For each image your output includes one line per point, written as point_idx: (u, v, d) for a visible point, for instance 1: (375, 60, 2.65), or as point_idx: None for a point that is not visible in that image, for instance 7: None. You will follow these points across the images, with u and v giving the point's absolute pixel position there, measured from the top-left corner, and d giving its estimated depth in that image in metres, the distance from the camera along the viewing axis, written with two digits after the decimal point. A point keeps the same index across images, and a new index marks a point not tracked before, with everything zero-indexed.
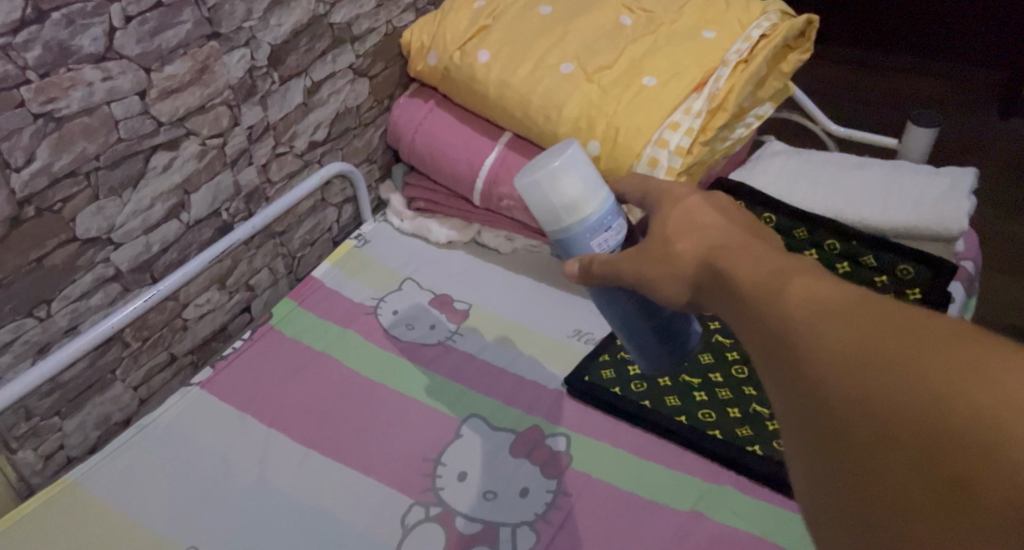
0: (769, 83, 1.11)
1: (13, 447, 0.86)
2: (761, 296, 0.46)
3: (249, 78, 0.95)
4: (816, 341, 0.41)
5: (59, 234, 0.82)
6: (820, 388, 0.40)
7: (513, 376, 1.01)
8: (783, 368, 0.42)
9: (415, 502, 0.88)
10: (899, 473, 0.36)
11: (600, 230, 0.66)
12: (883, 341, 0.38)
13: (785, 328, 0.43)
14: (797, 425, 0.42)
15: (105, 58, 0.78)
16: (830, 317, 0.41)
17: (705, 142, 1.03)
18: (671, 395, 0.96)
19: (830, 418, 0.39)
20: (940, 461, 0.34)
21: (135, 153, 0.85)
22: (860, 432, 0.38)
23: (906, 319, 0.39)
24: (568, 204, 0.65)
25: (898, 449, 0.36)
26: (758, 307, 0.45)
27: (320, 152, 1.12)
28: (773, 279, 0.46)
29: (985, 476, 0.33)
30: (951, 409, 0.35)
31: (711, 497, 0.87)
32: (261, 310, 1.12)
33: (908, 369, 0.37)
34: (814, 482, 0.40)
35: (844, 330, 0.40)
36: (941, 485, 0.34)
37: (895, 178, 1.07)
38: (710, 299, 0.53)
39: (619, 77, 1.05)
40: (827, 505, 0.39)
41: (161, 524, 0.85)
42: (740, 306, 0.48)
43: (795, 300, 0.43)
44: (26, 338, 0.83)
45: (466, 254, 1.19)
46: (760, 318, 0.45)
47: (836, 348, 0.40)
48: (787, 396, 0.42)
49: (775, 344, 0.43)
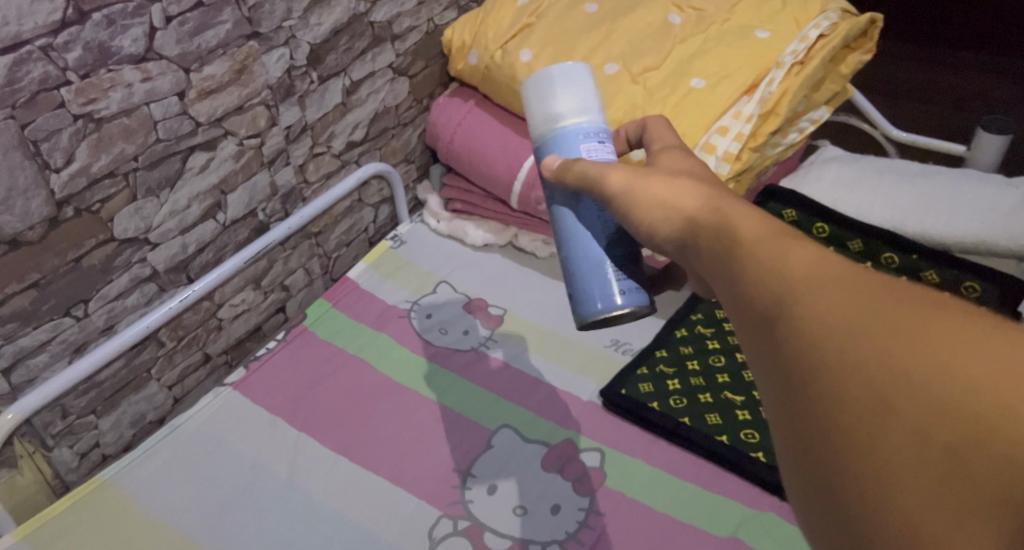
0: (827, 86, 1.05)
1: (50, 445, 0.87)
2: (758, 259, 0.43)
3: (288, 78, 0.94)
4: (813, 307, 0.39)
5: (97, 234, 0.82)
6: (813, 359, 0.38)
7: (546, 387, 0.98)
8: (774, 335, 0.41)
9: (443, 514, 0.86)
10: (894, 447, 0.35)
11: (591, 140, 0.60)
12: (886, 312, 0.37)
13: (783, 292, 0.41)
14: (783, 391, 0.40)
15: (145, 58, 0.77)
16: (832, 284, 0.40)
17: (755, 148, 0.99)
18: (711, 412, 0.92)
19: (825, 387, 0.38)
20: (940, 439, 0.34)
21: (173, 154, 0.85)
22: (855, 405, 0.36)
23: (908, 295, 0.38)
24: (550, 113, 0.62)
25: (894, 421, 0.35)
26: (752, 267, 0.43)
27: (358, 152, 1.11)
28: (768, 242, 0.44)
29: (984, 457, 0.33)
30: (952, 387, 0.34)
31: (753, 524, 0.83)
32: (297, 309, 1.12)
33: (914, 341, 0.36)
34: (796, 451, 0.39)
35: (845, 300, 0.39)
36: (935, 459, 0.34)
37: (961, 188, 1.00)
38: (694, 264, 0.50)
39: (665, 78, 1.01)
40: (809, 475, 0.39)
41: (191, 527, 0.85)
42: (728, 272, 0.45)
43: (793, 265, 0.42)
44: (64, 338, 0.83)
45: (501, 258, 1.16)
46: (751, 280, 0.43)
47: (839, 316, 0.38)
48: (772, 360, 0.41)
49: (770, 313, 0.41)
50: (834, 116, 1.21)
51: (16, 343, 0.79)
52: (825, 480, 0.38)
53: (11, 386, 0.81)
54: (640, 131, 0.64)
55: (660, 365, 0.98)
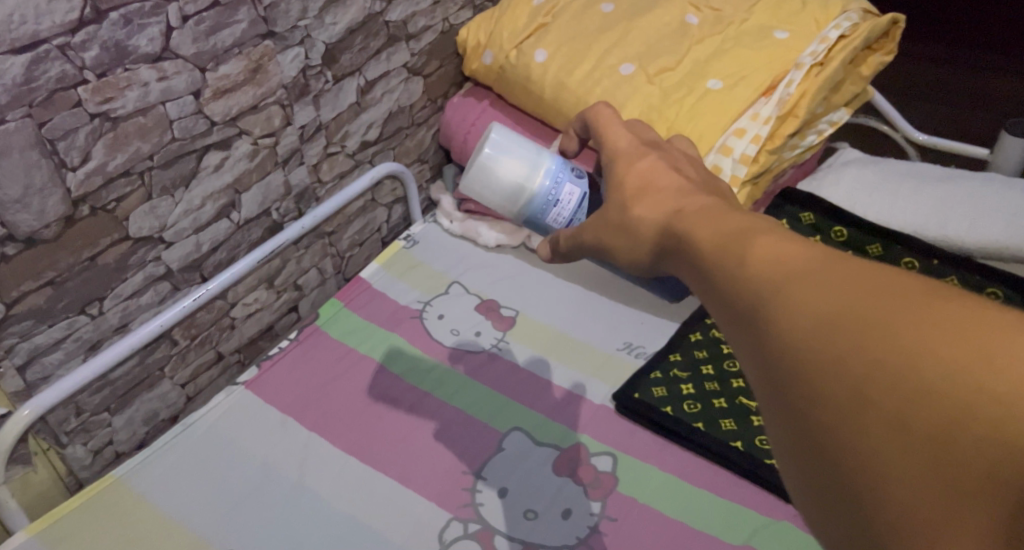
0: (846, 88, 1.03)
1: (63, 442, 0.88)
2: (726, 255, 0.40)
3: (303, 77, 0.94)
4: (782, 298, 0.35)
5: (112, 233, 0.82)
6: (786, 353, 0.35)
7: (558, 389, 0.98)
8: (746, 332, 0.37)
9: (454, 517, 0.85)
10: (881, 441, 0.31)
11: (548, 209, 0.70)
12: (856, 296, 0.34)
13: (750, 287, 0.37)
14: (763, 393, 0.36)
15: (161, 58, 0.77)
16: (797, 274, 0.36)
17: (773, 150, 0.97)
18: (726, 418, 0.91)
19: (802, 382, 0.34)
20: (929, 431, 0.30)
21: (187, 153, 0.85)
22: (835, 398, 0.33)
23: (876, 274, 0.34)
24: (513, 166, 0.70)
25: (877, 414, 0.31)
26: (719, 263, 0.40)
27: (372, 152, 1.11)
28: (735, 236, 0.40)
29: (975, 441, 0.29)
30: (932, 369, 0.30)
31: (767, 532, 0.81)
32: (309, 309, 1.13)
33: (888, 327, 0.32)
34: (782, 452, 0.36)
35: (814, 286, 0.35)
36: (925, 448, 0.30)
37: (985, 191, 0.98)
38: (674, 263, 0.47)
39: (681, 79, 1.00)
40: (798, 476, 0.35)
41: (201, 527, 0.85)
42: (702, 270, 0.42)
43: (755, 256, 0.38)
44: (78, 336, 0.84)
45: (515, 259, 1.16)
46: (719, 277, 0.40)
47: (807, 307, 0.34)
48: (748, 359, 0.37)
49: (739, 310, 0.38)
50: (854, 118, 1.19)
51: (31, 341, 0.80)
52: (818, 488, 0.34)
53: (26, 384, 0.82)
54: (582, 125, 0.64)
55: (674, 369, 0.97)
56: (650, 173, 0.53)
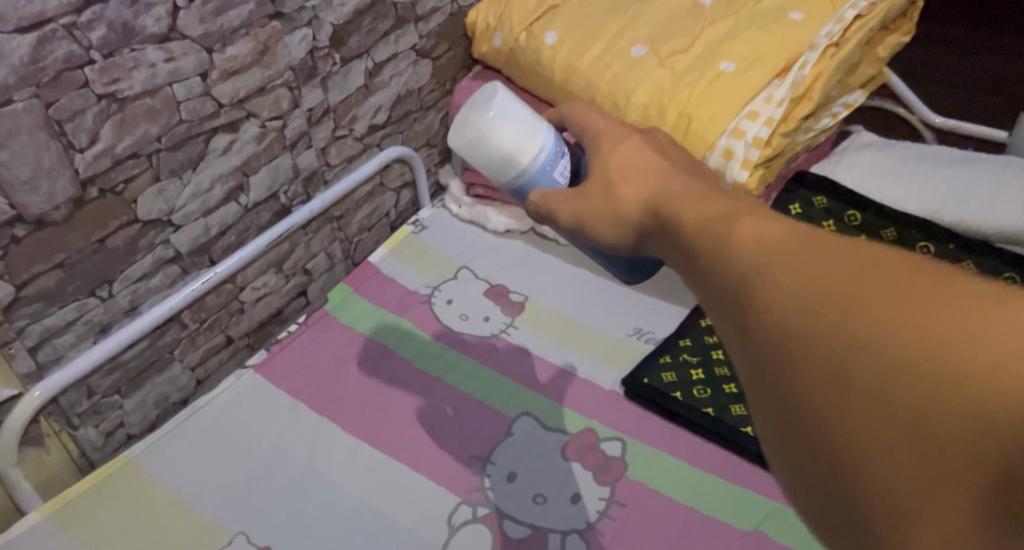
0: (863, 70, 1.01)
1: (75, 423, 0.88)
2: (713, 240, 0.40)
3: (311, 59, 0.93)
4: (767, 280, 0.36)
5: (121, 215, 0.82)
6: (771, 334, 0.35)
7: (567, 374, 0.97)
8: (732, 315, 0.38)
9: (462, 501, 0.85)
10: (865, 418, 0.32)
11: (555, 161, 0.64)
12: (838, 275, 0.34)
13: (736, 270, 0.38)
14: (749, 374, 0.37)
15: (168, 38, 0.77)
16: (781, 254, 0.36)
17: (785, 134, 0.95)
18: (736, 403, 0.90)
19: (787, 362, 0.34)
20: (910, 406, 0.31)
21: (195, 136, 0.84)
22: (820, 378, 0.33)
23: (857, 253, 0.35)
24: (517, 111, 0.64)
25: (861, 390, 0.32)
26: (705, 248, 0.40)
27: (380, 135, 1.10)
28: (721, 219, 0.41)
29: (953, 413, 0.30)
30: (913, 345, 0.31)
31: (778, 518, 0.81)
32: (318, 294, 1.13)
33: (868, 305, 0.33)
34: (768, 434, 0.36)
35: (798, 267, 0.35)
36: (907, 423, 0.31)
37: (1002, 177, 0.96)
38: (661, 249, 0.47)
39: (693, 62, 0.99)
40: (784, 457, 0.35)
41: (211, 509, 0.86)
42: (689, 255, 0.42)
43: (740, 238, 0.38)
44: (89, 318, 0.84)
45: (523, 244, 1.15)
46: (705, 260, 0.40)
47: (791, 288, 0.35)
48: (735, 342, 0.38)
49: (726, 293, 0.38)
50: (869, 100, 1.17)
51: (42, 323, 0.80)
52: (803, 467, 0.34)
53: (38, 365, 0.82)
54: (558, 119, 0.64)
55: (684, 354, 0.96)
56: (657, 151, 0.52)
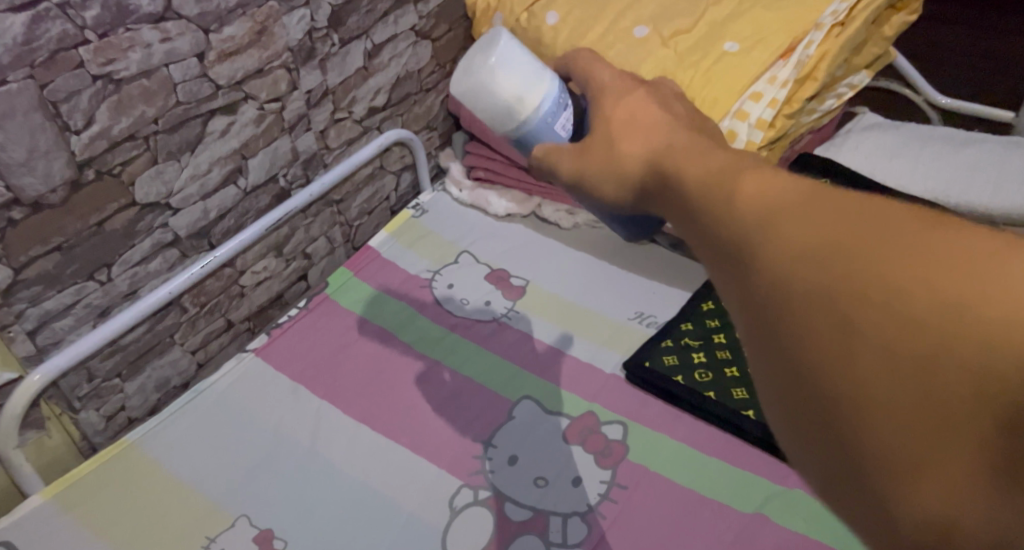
0: (868, 50, 1.00)
1: (76, 407, 0.88)
2: (715, 195, 0.39)
3: (309, 40, 0.92)
4: (770, 232, 0.35)
5: (119, 198, 0.81)
6: (773, 287, 0.34)
7: (569, 358, 0.97)
8: (733, 269, 0.37)
9: (463, 484, 0.85)
10: (865, 369, 0.31)
11: (555, 114, 0.62)
12: (842, 226, 0.33)
13: (739, 224, 0.37)
14: (748, 327, 0.36)
15: (164, 18, 0.76)
16: (785, 207, 0.35)
17: (790, 115, 0.96)
18: (738, 387, 0.90)
19: (788, 314, 0.33)
20: (912, 356, 0.30)
21: (193, 117, 0.83)
22: (821, 329, 0.32)
23: (861, 204, 0.34)
24: (520, 59, 0.61)
25: (862, 340, 0.31)
26: (708, 202, 0.39)
27: (379, 118, 1.09)
28: (724, 175, 0.40)
29: (957, 363, 0.29)
30: (917, 293, 0.30)
31: (780, 500, 0.80)
32: (319, 278, 1.12)
33: (873, 253, 0.32)
34: (767, 390, 0.35)
35: (802, 219, 0.34)
36: (909, 373, 0.30)
37: (1009, 158, 0.95)
38: (660, 206, 0.45)
39: (697, 41, 0.97)
40: (782, 413, 0.34)
41: (213, 492, 0.86)
42: (690, 213, 0.41)
43: (744, 192, 0.37)
44: (88, 302, 0.84)
45: (524, 228, 1.15)
46: (707, 213, 0.39)
47: (794, 237, 0.34)
48: (735, 297, 0.37)
49: (728, 247, 0.37)
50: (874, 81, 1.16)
51: (41, 306, 0.79)
52: (802, 422, 0.33)
53: (37, 348, 0.82)
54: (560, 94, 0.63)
55: (686, 337, 0.96)
56: (662, 104, 0.51)
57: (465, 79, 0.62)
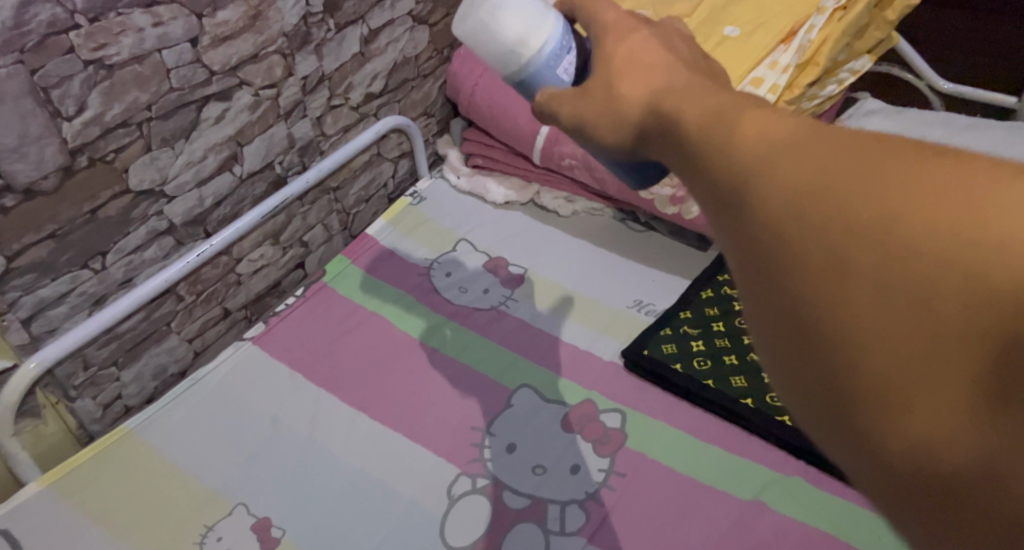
0: (869, 34, 0.99)
1: (72, 395, 0.87)
2: (705, 134, 0.34)
3: (304, 25, 0.91)
4: (771, 177, 0.30)
5: (113, 185, 0.80)
6: (775, 241, 0.30)
7: (567, 346, 0.96)
8: (727, 219, 0.32)
9: (461, 472, 0.85)
10: (884, 335, 0.27)
11: (556, 56, 0.54)
12: (854, 168, 0.29)
13: (734, 166, 0.32)
14: (746, 284, 0.31)
15: (156, 2, 0.75)
16: (787, 147, 0.30)
17: (790, 101, 0.94)
18: (737, 375, 0.89)
19: (793, 271, 0.29)
20: (939, 320, 0.26)
21: (187, 104, 0.83)
22: (831, 289, 0.28)
23: (876, 144, 0.29)
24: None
25: (880, 303, 0.27)
26: (697, 142, 0.34)
27: (376, 104, 1.08)
28: (715, 110, 0.35)
29: (990, 327, 0.25)
30: (946, 247, 0.26)
31: (778, 488, 0.80)
32: (317, 265, 1.12)
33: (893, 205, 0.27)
34: (768, 353, 0.31)
35: (808, 161, 0.30)
36: (935, 339, 0.26)
37: (1013, 143, 0.94)
38: (648, 140, 0.40)
39: (697, 26, 0.96)
40: (786, 379, 0.30)
41: (210, 480, 0.85)
42: (677, 154, 0.36)
43: (738, 130, 0.32)
44: (83, 290, 0.83)
45: (523, 216, 1.14)
46: (696, 156, 0.34)
47: (796, 187, 0.29)
48: (730, 250, 0.32)
49: (720, 194, 0.32)
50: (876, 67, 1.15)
51: (36, 294, 0.79)
52: (809, 391, 0.29)
53: (32, 336, 0.81)
54: None
55: (685, 325, 0.95)
56: (668, 43, 0.45)
57: (464, 24, 0.57)
